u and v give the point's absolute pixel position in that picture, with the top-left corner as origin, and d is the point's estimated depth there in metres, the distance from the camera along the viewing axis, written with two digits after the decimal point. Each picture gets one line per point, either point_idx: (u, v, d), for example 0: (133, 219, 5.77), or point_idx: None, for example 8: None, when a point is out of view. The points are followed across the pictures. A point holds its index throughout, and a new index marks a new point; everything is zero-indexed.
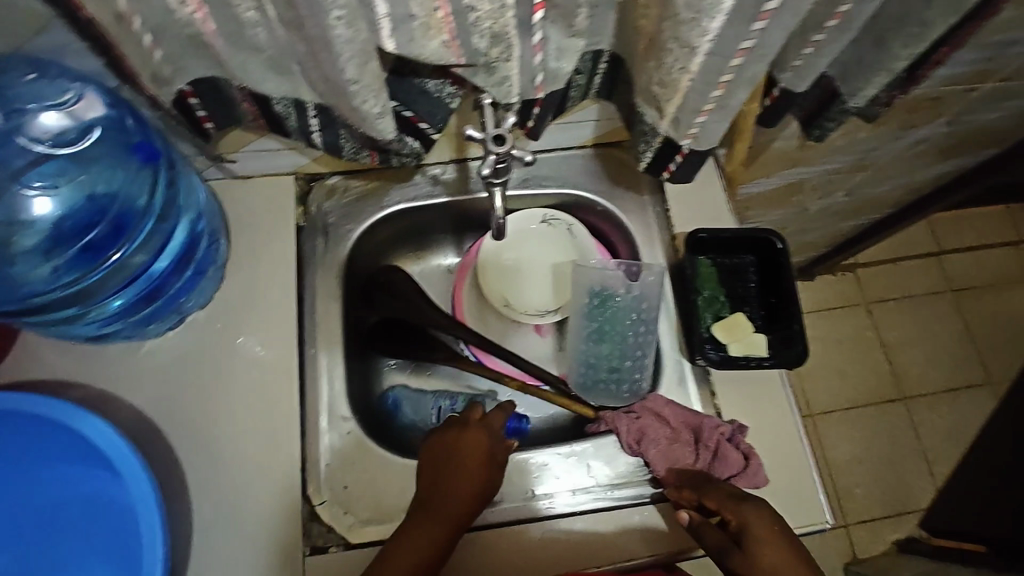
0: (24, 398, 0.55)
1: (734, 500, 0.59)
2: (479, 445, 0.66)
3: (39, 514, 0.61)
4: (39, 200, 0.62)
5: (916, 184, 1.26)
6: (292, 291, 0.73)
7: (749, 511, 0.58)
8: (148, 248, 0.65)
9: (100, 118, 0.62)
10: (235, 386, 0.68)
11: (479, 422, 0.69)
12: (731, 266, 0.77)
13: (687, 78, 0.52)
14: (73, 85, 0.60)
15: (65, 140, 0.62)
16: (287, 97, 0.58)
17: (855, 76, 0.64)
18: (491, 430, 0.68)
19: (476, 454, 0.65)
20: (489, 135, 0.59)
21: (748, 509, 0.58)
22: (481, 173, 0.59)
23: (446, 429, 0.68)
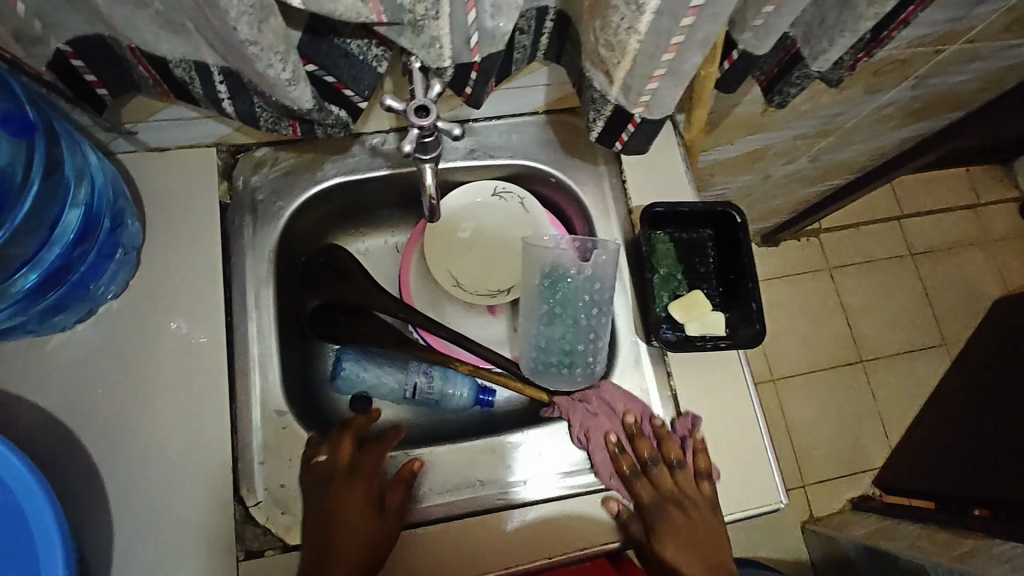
0: None
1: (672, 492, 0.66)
2: (361, 495, 0.62)
3: None
4: None
5: (880, 149, 1.24)
6: (217, 277, 0.67)
7: (679, 509, 0.65)
8: (35, 233, 0.57)
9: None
10: (155, 382, 0.63)
11: (348, 472, 0.63)
12: (689, 242, 0.73)
13: (636, 40, 0.47)
14: None
15: None
16: (185, 60, 0.51)
17: (818, 37, 0.59)
18: (369, 478, 0.64)
19: (359, 508, 0.61)
20: (411, 106, 0.52)
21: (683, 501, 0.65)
22: (403, 149, 0.53)
23: (312, 485, 0.63)
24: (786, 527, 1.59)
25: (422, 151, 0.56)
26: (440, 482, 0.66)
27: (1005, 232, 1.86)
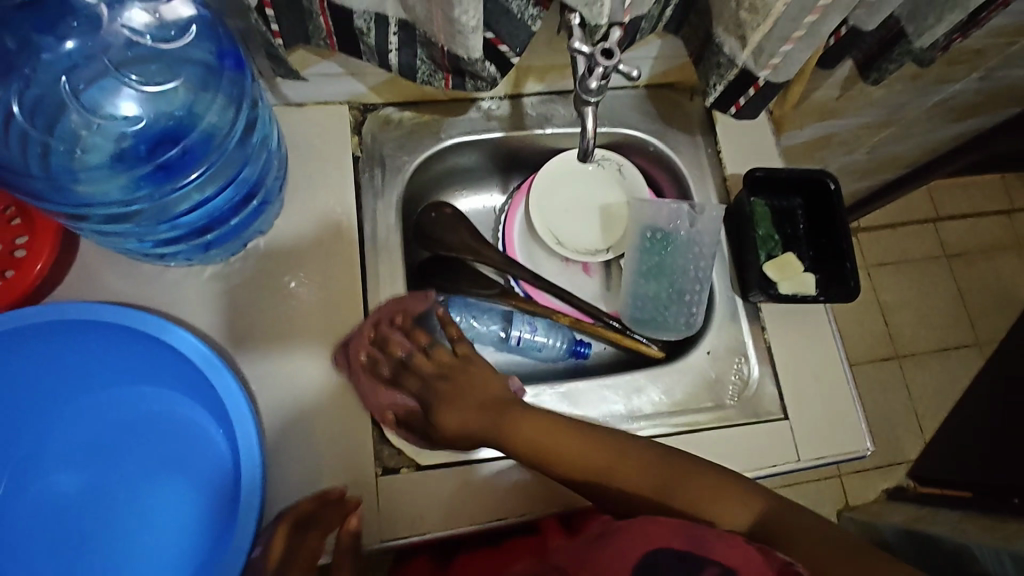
0: (116, 312, 0.58)
1: (462, 408, 0.66)
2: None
3: (130, 417, 0.67)
4: (129, 99, 0.60)
5: (933, 144, 1.29)
6: (351, 221, 0.72)
7: (448, 381, 0.68)
8: (225, 170, 0.63)
9: (192, 17, 0.59)
10: (300, 313, 0.68)
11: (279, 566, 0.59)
12: (782, 210, 0.79)
13: (784, 3, 0.53)
14: None
15: (164, 36, 0.59)
16: (369, 11, 0.56)
17: (925, 15, 0.65)
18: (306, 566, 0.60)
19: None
20: (597, 50, 0.57)
21: (512, 419, 0.63)
22: (586, 88, 0.58)
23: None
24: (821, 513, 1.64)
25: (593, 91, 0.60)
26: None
27: None
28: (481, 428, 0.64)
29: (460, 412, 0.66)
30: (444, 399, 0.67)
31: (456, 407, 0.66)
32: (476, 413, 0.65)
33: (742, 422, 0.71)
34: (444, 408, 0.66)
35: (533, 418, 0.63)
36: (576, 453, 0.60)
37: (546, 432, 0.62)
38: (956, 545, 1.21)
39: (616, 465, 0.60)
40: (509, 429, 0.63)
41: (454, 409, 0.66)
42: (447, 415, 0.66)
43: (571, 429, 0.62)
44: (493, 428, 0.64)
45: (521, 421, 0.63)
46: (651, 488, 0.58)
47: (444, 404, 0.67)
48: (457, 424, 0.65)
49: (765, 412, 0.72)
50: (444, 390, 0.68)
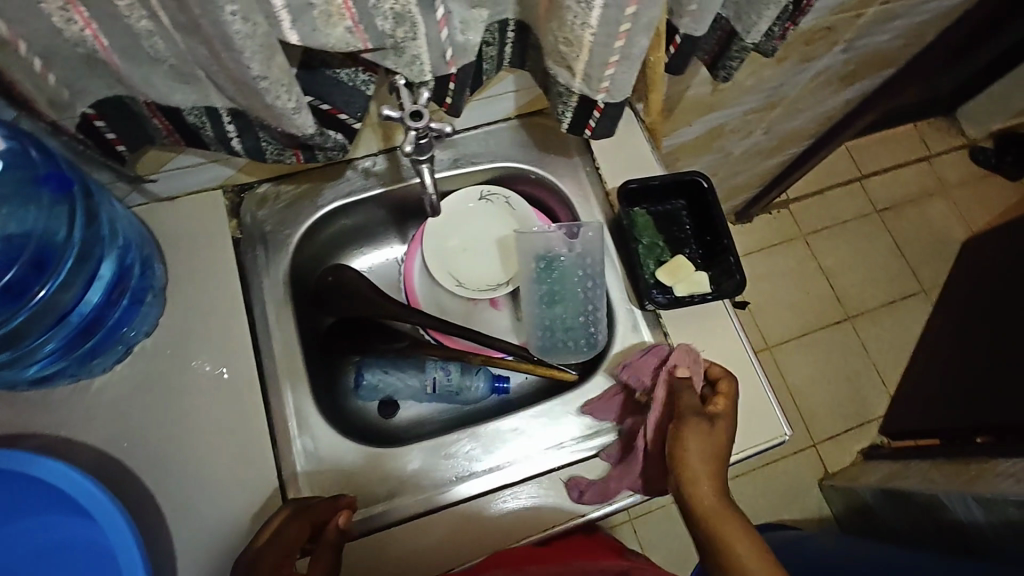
0: None
1: (712, 449, 0.60)
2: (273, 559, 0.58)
3: None
4: None
5: (828, 113, 1.33)
6: (240, 305, 0.72)
7: (705, 424, 0.61)
8: (77, 278, 0.61)
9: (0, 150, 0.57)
10: (198, 408, 0.68)
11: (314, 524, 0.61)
12: (664, 213, 0.81)
13: (590, 33, 0.54)
14: None
15: None
16: (197, 106, 0.57)
17: (747, 13, 0.67)
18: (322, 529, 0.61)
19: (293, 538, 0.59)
20: (406, 113, 0.61)
21: (737, 529, 0.55)
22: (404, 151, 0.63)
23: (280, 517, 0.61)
24: (804, 487, 1.65)
25: (419, 151, 0.65)
26: (441, 476, 0.70)
27: (960, 178, 1.97)
28: (704, 500, 0.57)
29: (711, 465, 0.59)
30: (719, 427, 0.62)
31: (711, 458, 0.60)
32: (710, 475, 0.58)
33: None
34: (712, 433, 0.61)
35: (736, 524, 0.55)
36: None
37: (761, 563, 0.53)
38: (928, 497, 1.22)
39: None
40: (721, 518, 0.56)
41: (710, 448, 0.60)
42: (694, 443, 0.60)
43: (748, 536, 0.54)
44: (715, 505, 0.57)
45: (726, 527, 0.55)
46: None
47: (699, 442, 0.60)
48: (702, 488, 0.58)
49: None
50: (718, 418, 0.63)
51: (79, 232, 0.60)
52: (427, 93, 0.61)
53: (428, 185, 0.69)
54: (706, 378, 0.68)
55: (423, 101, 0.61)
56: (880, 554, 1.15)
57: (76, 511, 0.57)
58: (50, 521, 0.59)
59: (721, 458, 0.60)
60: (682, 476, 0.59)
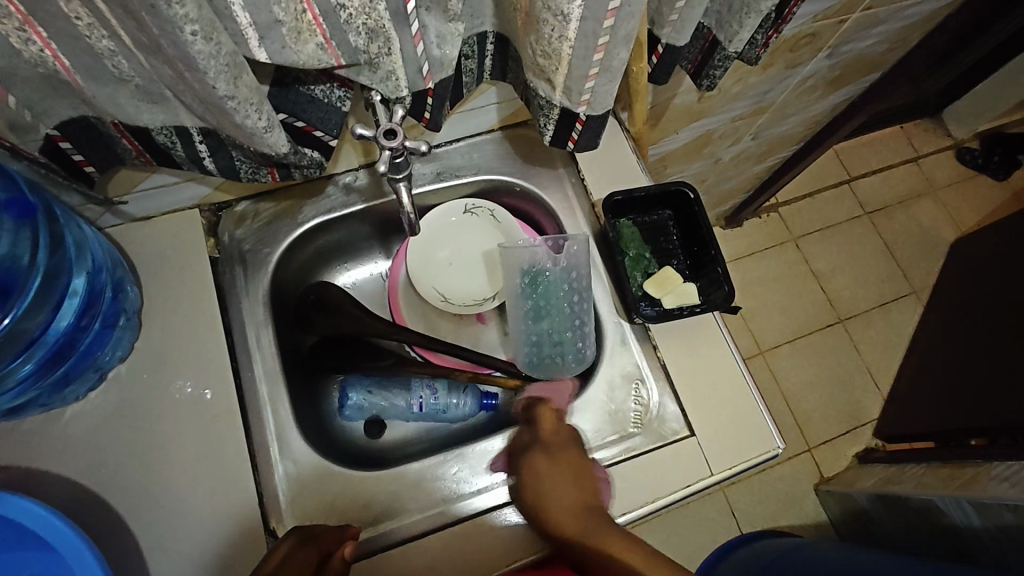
0: None
1: (565, 479, 0.63)
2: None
3: None
4: None
5: (815, 117, 1.32)
6: (218, 326, 0.70)
7: (541, 451, 0.66)
8: (45, 304, 0.59)
9: None
10: (175, 435, 0.65)
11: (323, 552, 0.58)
12: (652, 224, 0.80)
13: (568, 46, 0.53)
14: None
15: None
16: (167, 125, 0.55)
17: (729, 23, 0.66)
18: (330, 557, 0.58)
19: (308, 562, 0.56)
20: (380, 131, 0.59)
21: (604, 532, 0.57)
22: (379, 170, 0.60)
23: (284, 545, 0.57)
24: (801, 493, 1.63)
25: (395, 170, 0.62)
26: (429, 499, 0.69)
27: (948, 178, 1.97)
28: (563, 528, 0.59)
29: (568, 488, 0.62)
30: (559, 460, 0.65)
31: (566, 487, 0.62)
32: (575, 502, 0.61)
33: (651, 449, 0.70)
34: (553, 469, 0.64)
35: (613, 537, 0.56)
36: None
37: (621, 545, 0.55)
38: (924, 502, 1.20)
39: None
40: (589, 530, 0.57)
41: (561, 479, 0.63)
42: (547, 482, 0.63)
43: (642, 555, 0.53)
44: (573, 526, 0.58)
45: (602, 535, 0.56)
46: None
47: (547, 480, 0.63)
48: (558, 522, 0.59)
49: (670, 433, 0.71)
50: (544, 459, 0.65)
51: (43, 257, 0.58)
52: (402, 110, 0.59)
53: (405, 205, 0.66)
54: (533, 418, 0.70)
55: (399, 118, 0.60)
56: (878, 561, 1.13)
57: (44, 548, 0.55)
58: (17, 560, 0.56)
59: (569, 468, 0.64)
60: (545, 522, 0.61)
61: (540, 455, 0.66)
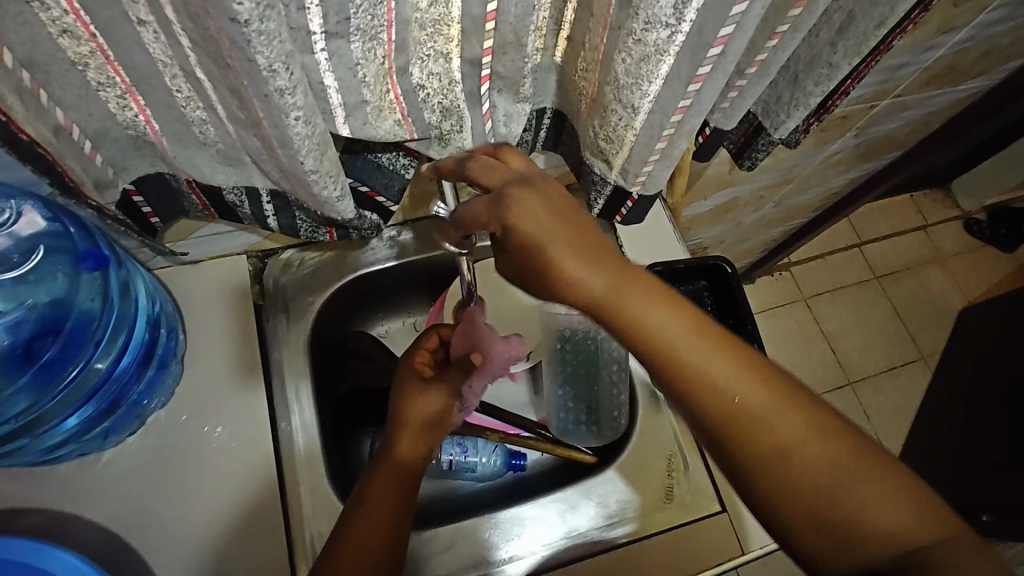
0: None
1: (559, 207, 0.46)
2: (392, 495, 0.59)
3: None
4: None
5: (835, 188, 1.36)
6: (259, 376, 0.71)
7: (519, 186, 0.46)
8: (109, 354, 0.60)
9: (43, 229, 0.57)
10: (210, 484, 0.66)
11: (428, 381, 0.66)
12: (686, 293, 0.80)
13: (632, 134, 0.55)
14: (8, 204, 0.54)
15: (7, 264, 0.58)
16: (238, 186, 0.57)
17: (776, 112, 0.69)
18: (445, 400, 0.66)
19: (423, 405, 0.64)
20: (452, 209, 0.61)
21: (651, 308, 0.45)
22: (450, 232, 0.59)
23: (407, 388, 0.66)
24: None
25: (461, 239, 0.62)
26: (460, 563, 0.68)
27: (958, 247, 2.00)
28: (589, 293, 0.45)
29: (565, 221, 0.45)
30: (550, 194, 0.46)
31: (617, 276, 0.45)
32: (585, 265, 0.45)
33: (679, 523, 0.71)
34: (580, 259, 0.45)
35: (681, 323, 0.45)
36: (770, 414, 0.45)
37: (700, 348, 0.45)
38: None
39: (805, 437, 0.45)
40: (627, 300, 0.44)
41: (577, 234, 0.45)
42: (558, 231, 0.45)
43: (724, 348, 0.46)
44: (605, 293, 0.45)
45: (647, 315, 0.45)
46: (800, 426, 0.46)
47: (544, 223, 0.45)
48: (585, 289, 0.45)
49: (702, 508, 0.71)
50: (541, 194, 0.46)
51: (116, 303, 0.61)
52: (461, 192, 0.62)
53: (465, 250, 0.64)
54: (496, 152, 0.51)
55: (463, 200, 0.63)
56: None
57: None
58: None
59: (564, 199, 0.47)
60: (603, 319, 0.45)
61: (514, 192, 0.46)
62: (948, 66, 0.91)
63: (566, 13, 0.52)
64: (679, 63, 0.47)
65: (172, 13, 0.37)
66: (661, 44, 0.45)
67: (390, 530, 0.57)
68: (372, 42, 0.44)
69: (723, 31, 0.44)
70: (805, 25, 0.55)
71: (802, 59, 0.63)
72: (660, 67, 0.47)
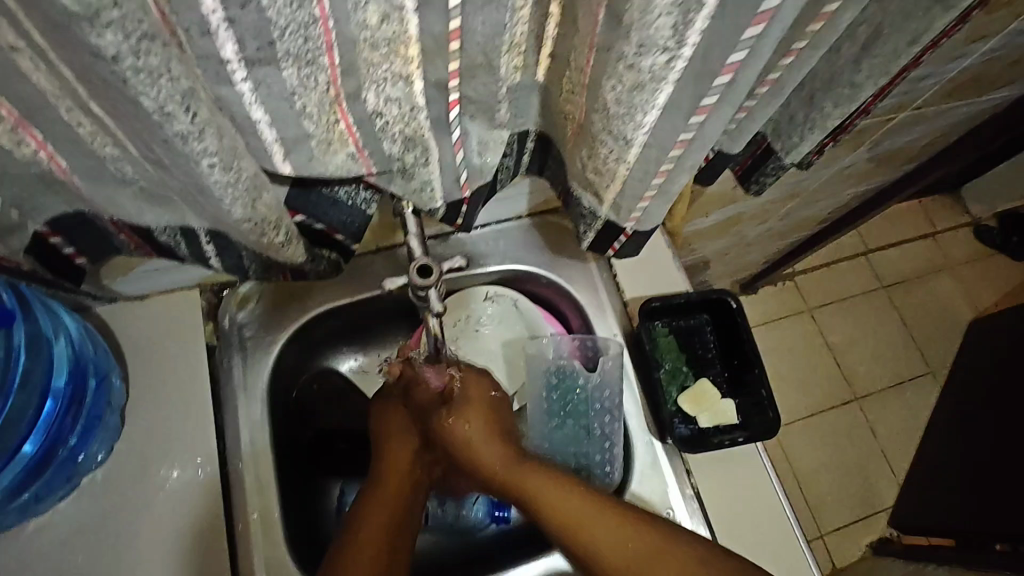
0: None
1: (492, 425, 0.61)
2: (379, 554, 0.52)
3: None
4: None
5: (843, 201, 1.28)
6: (210, 427, 0.63)
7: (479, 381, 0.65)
8: (25, 412, 0.54)
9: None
10: (151, 552, 0.59)
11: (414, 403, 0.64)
12: (687, 329, 0.74)
13: (625, 168, 0.48)
14: None
15: None
16: (171, 226, 0.50)
17: (788, 134, 0.61)
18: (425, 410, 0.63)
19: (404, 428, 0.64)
20: (414, 267, 0.55)
21: (528, 471, 0.56)
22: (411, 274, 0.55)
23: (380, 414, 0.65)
24: None
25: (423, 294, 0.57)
26: None
27: (968, 256, 1.92)
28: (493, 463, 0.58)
29: (488, 425, 0.61)
30: (475, 390, 0.63)
31: (508, 464, 0.58)
32: (491, 446, 0.59)
33: None
34: (473, 413, 0.61)
35: (547, 479, 0.55)
36: (628, 554, 0.48)
37: (558, 493, 0.53)
38: None
39: (619, 539, 0.49)
40: (524, 479, 0.56)
41: (484, 417, 0.62)
42: (473, 427, 0.61)
43: (573, 488, 0.53)
44: (502, 472, 0.58)
45: (535, 480, 0.55)
46: (631, 549, 0.48)
47: (466, 429, 0.60)
48: (488, 464, 0.59)
49: None
50: (462, 385, 0.64)
51: (24, 360, 0.55)
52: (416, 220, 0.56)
53: (435, 306, 0.56)
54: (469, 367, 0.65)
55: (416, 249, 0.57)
56: None
57: None
58: None
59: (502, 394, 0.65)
60: (508, 490, 0.57)
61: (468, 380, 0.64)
62: (971, 78, 0.84)
63: (549, 28, 0.45)
64: (679, 91, 0.39)
65: (42, 37, 0.29)
66: (657, 70, 0.38)
67: (389, 534, 0.54)
68: (310, 67, 0.36)
69: (733, 57, 0.36)
70: (826, 42, 0.47)
71: (820, 77, 0.56)
72: (657, 96, 0.40)
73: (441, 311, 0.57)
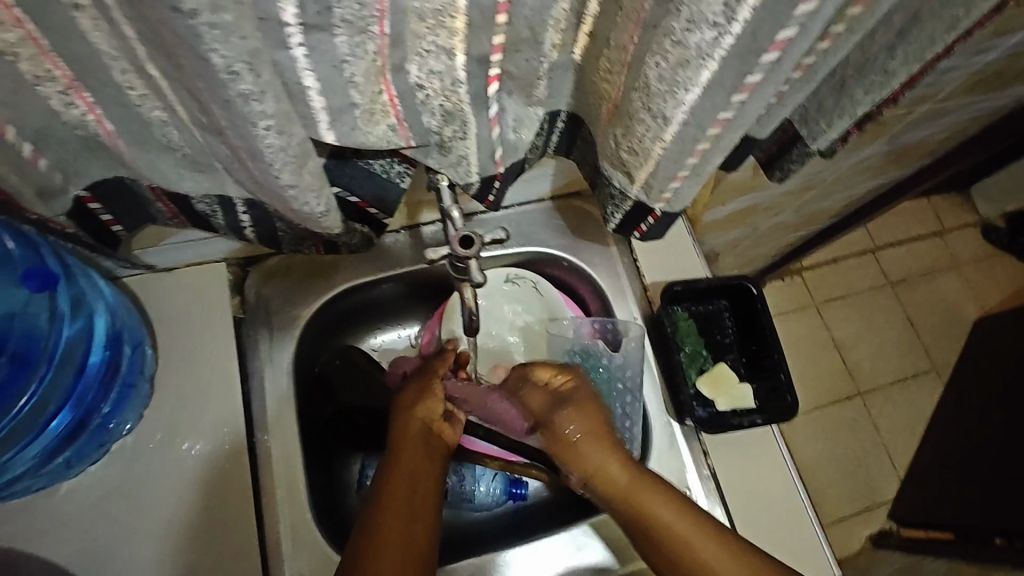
0: None
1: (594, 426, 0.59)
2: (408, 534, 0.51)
3: None
4: None
5: (856, 196, 1.28)
6: (237, 397, 0.64)
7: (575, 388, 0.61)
8: (63, 376, 0.55)
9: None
10: (178, 517, 0.60)
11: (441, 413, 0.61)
12: (706, 314, 0.75)
13: (660, 147, 0.48)
14: None
15: None
16: (209, 195, 0.50)
17: (816, 120, 0.62)
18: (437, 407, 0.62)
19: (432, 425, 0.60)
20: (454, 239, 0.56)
21: (652, 485, 0.57)
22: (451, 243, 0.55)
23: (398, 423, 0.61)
24: None
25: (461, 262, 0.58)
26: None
27: (976, 254, 1.93)
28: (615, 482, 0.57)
29: (593, 429, 0.59)
30: (588, 409, 0.60)
31: (631, 474, 0.57)
32: (607, 455, 0.58)
33: None
34: (585, 420, 0.59)
35: (665, 500, 0.55)
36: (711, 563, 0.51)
37: (682, 521, 0.54)
38: None
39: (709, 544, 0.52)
40: (640, 492, 0.56)
41: (592, 432, 0.59)
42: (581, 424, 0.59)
43: (685, 512, 0.55)
44: (626, 487, 0.57)
45: (648, 496, 0.56)
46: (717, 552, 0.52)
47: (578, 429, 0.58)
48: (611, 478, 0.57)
49: None
50: (576, 399, 0.60)
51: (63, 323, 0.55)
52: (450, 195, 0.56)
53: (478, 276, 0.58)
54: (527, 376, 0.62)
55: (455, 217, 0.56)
56: None
57: None
58: None
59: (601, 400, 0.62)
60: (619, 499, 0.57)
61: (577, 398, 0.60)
62: (994, 71, 0.84)
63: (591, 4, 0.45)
64: (723, 70, 0.39)
65: None
66: (704, 47, 0.38)
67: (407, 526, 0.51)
68: (361, 35, 0.36)
69: (781, 35, 0.37)
70: (864, 25, 0.47)
71: (852, 63, 0.56)
72: (701, 74, 0.40)
73: (481, 282, 0.59)
